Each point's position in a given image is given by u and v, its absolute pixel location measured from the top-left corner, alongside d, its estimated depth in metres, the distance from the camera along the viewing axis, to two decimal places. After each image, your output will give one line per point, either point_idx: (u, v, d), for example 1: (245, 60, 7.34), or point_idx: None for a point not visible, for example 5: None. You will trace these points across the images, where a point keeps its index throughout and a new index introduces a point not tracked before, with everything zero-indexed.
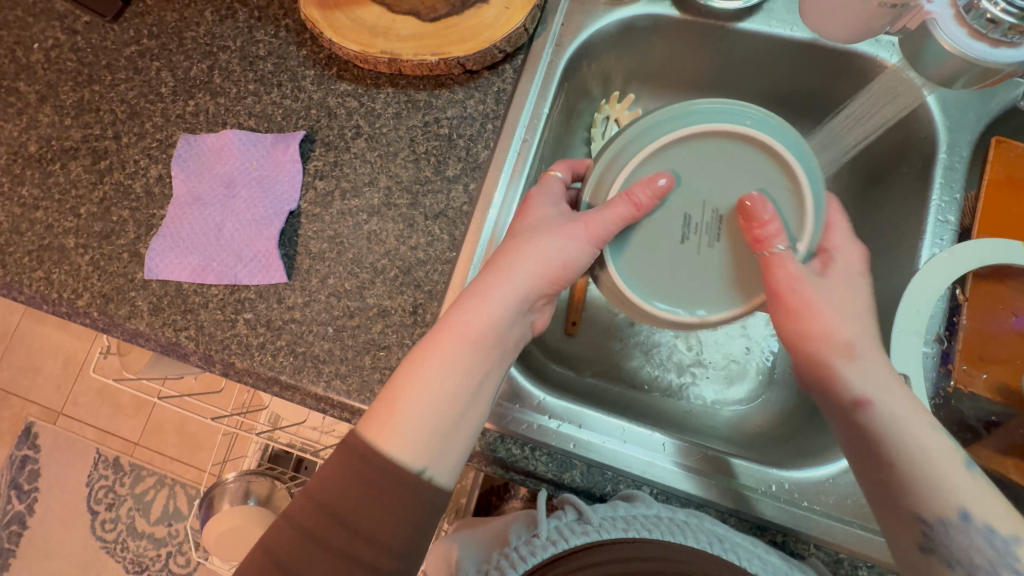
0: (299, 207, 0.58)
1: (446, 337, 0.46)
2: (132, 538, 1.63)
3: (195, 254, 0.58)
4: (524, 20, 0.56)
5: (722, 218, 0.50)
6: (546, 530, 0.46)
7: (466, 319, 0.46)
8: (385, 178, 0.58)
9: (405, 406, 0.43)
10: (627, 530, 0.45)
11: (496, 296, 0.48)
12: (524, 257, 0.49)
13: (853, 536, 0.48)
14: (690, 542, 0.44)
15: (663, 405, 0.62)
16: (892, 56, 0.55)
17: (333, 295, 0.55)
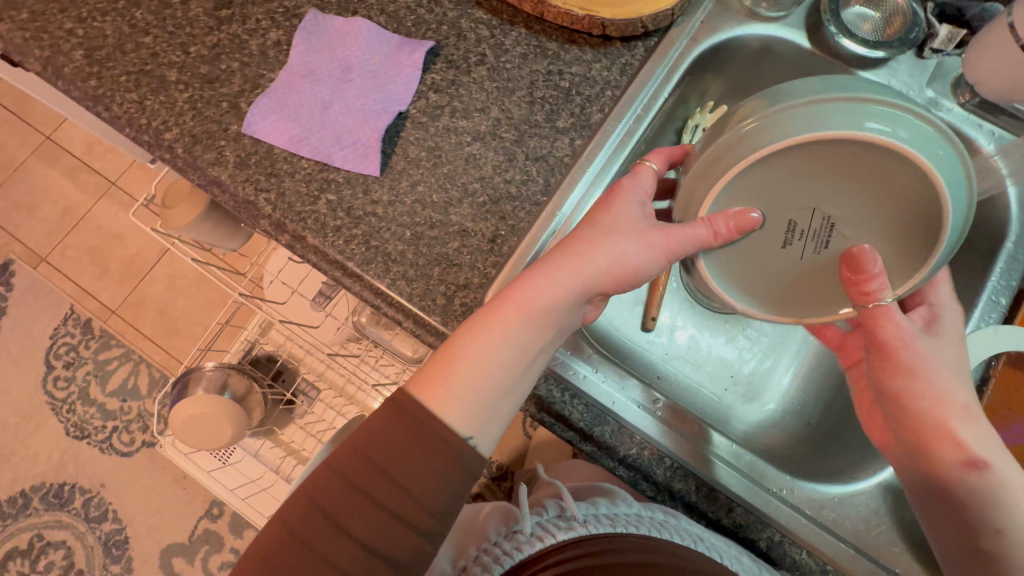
0: (408, 111, 0.59)
1: (510, 312, 0.48)
2: (81, 402, 1.59)
3: (296, 124, 0.58)
4: (673, 5, 0.58)
5: (832, 227, 0.50)
6: (531, 527, 0.60)
7: (536, 296, 0.48)
8: (498, 110, 0.60)
9: (462, 375, 0.47)
10: (613, 524, 0.61)
11: (564, 283, 0.49)
12: (600, 253, 0.50)
13: (846, 554, 0.50)
14: (671, 537, 0.60)
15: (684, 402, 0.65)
16: (988, 144, 0.60)
17: (419, 202, 0.57)
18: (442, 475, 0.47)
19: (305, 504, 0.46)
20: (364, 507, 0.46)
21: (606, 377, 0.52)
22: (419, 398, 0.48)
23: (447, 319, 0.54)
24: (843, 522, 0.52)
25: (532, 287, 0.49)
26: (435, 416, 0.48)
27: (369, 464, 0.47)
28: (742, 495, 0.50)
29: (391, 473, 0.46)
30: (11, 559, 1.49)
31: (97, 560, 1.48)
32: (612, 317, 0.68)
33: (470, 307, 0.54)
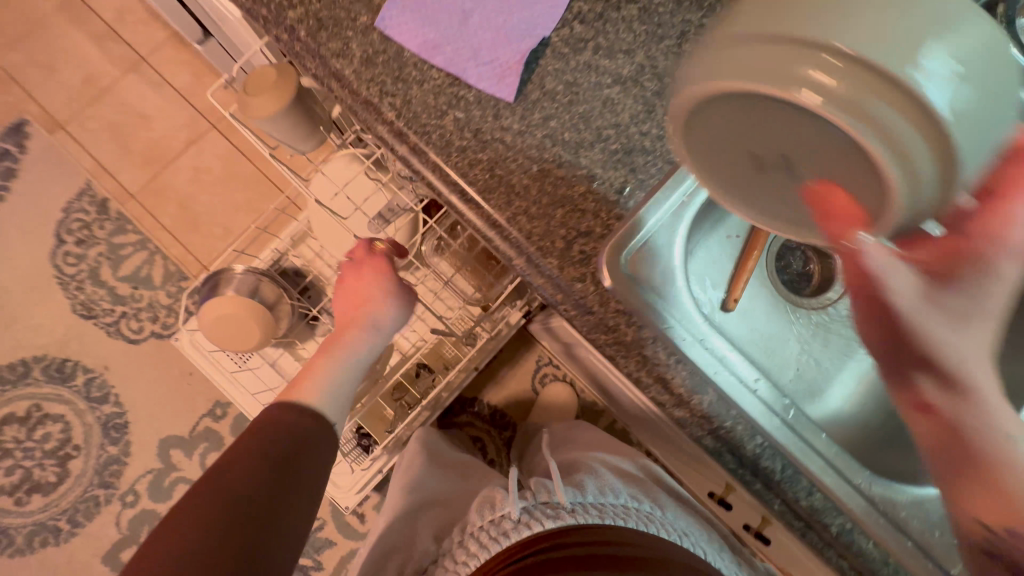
0: (550, 38, 0.56)
1: None
2: (90, 282, 1.55)
3: (432, 29, 0.54)
4: None
5: None
6: (517, 514, 0.68)
7: None
8: (643, 56, 0.56)
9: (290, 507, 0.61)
10: (600, 513, 0.69)
11: None
12: None
13: (907, 549, 0.53)
14: (658, 531, 0.68)
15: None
16: None
17: (549, 138, 0.54)
18: (354, 363, 0.83)
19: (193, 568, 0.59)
20: (308, 387, 0.78)
21: (715, 347, 0.51)
22: (338, 344, 0.83)
23: (563, 265, 0.53)
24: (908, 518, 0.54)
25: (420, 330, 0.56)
26: (355, 331, 0.85)
27: (316, 377, 0.79)
28: (817, 475, 0.52)
29: (317, 379, 0.79)
30: (6, 424, 1.48)
31: (95, 439, 1.49)
32: (703, 296, 0.68)
33: (588, 256, 0.53)
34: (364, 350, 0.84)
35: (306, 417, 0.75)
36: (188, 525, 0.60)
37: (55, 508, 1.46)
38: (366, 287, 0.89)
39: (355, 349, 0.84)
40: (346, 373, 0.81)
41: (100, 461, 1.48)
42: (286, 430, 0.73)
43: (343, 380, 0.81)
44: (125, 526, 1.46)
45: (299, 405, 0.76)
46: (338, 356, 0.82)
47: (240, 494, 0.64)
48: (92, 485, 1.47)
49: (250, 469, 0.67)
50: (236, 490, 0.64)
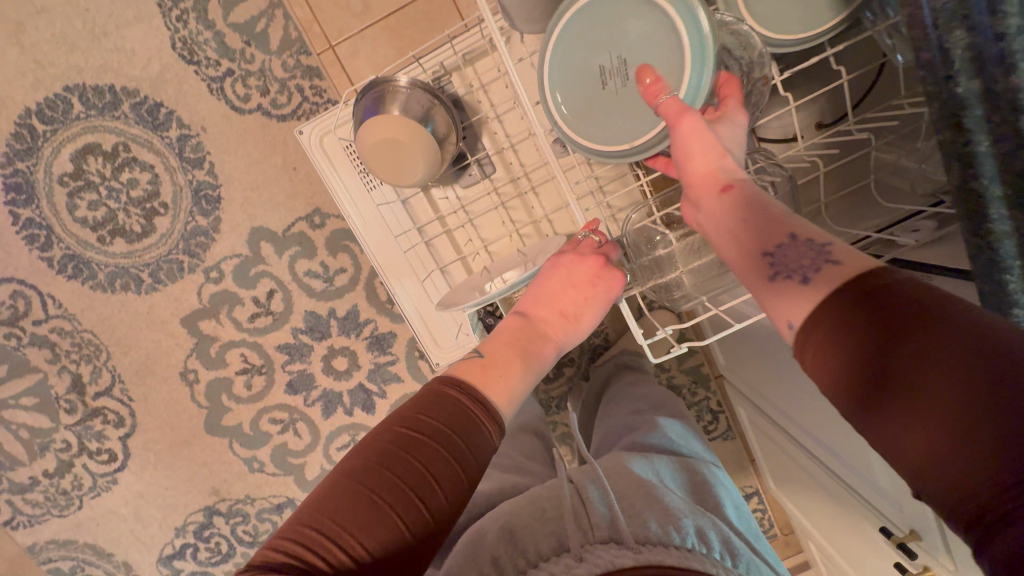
0: None
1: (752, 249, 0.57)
2: (194, 16, 1.27)
3: None
4: None
5: None
6: (579, 549, 0.56)
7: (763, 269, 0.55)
8: None
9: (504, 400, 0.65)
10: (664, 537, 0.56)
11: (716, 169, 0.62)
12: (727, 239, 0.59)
13: None
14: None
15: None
16: None
17: None
18: (545, 358, 0.71)
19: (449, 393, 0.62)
20: (497, 384, 0.64)
21: None
22: (529, 324, 0.73)
23: None
24: None
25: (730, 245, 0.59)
26: (548, 334, 0.73)
27: (497, 371, 0.65)
28: None
29: (500, 372, 0.65)
30: (90, 155, 1.34)
31: (184, 203, 1.37)
32: None
33: None
34: (550, 354, 0.72)
35: (478, 408, 0.60)
36: (340, 510, 0.50)
37: (138, 258, 1.40)
38: (583, 272, 0.75)
39: (545, 354, 0.71)
40: (541, 365, 0.70)
41: (187, 227, 1.39)
42: (458, 415, 0.58)
43: (524, 384, 0.67)
44: (205, 299, 1.44)
45: (471, 394, 0.61)
46: (530, 341, 0.71)
47: (406, 478, 0.52)
48: (177, 249, 1.40)
49: (407, 442, 0.54)
50: (409, 462, 0.53)
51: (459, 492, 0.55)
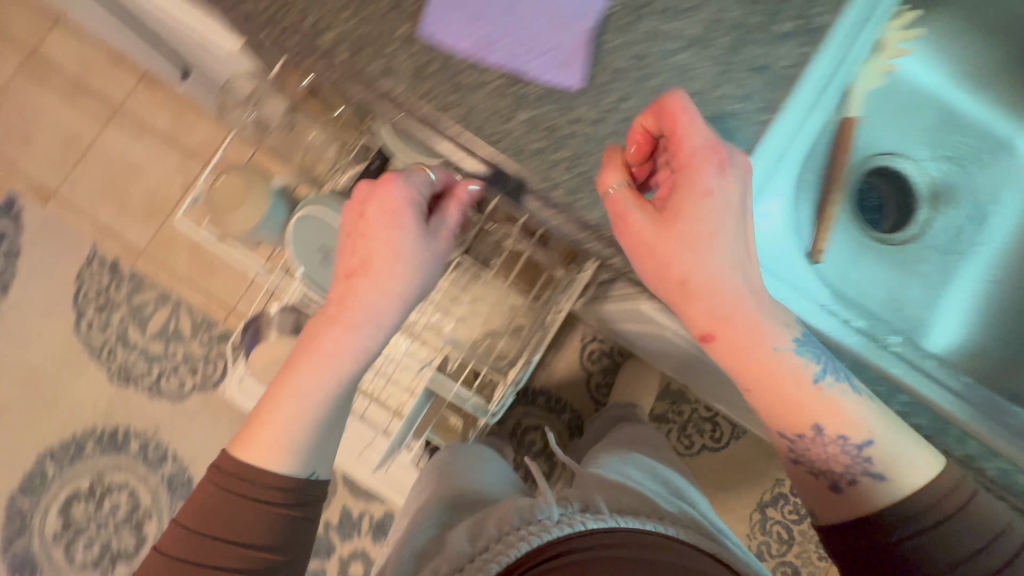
0: (606, 11, 0.50)
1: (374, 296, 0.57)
2: (121, 347, 1.52)
3: (481, 23, 0.49)
4: None
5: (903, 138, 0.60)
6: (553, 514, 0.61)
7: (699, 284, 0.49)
8: (710, 10, 0.51)
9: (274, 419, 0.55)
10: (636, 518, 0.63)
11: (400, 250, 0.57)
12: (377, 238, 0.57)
13: None
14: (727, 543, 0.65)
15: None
16: None
17: (628, 121, 0.50)
18: (351, 346, 0.56)
19: (218, 467, 0.54)
20: (266, 447, 0.54)
21: None
22: (323, 343, 0.56)
23: (674, 255, 0.49)
24: None
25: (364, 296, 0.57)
26: (371, 297, 0.56)
27: (273, 405, 0.55)
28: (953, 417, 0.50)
29: (279, 405, 0.55)
30: (73, 502, 1.47)
31: (164, 500, 1.48)
32: None
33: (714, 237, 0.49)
34: (370, 302, 0.56)
35: (280, 441, 0.54)
36: None
37: None
38: (375, 242, 0.57)
39: (378, 298, 0.57)
40: (339, 356, 0.56)
41: None
42: (269, 440, 0.54)
43: (324, 412, 0.56)
44: None
45: (256, 458, 0.54)
46: (333, 346, 0.56)
47: (245, 512, 0.53)
48: None
49: (230, 484, 0.53)
50: (237, 501, 0.53)
51: (309, 522, 0.57)
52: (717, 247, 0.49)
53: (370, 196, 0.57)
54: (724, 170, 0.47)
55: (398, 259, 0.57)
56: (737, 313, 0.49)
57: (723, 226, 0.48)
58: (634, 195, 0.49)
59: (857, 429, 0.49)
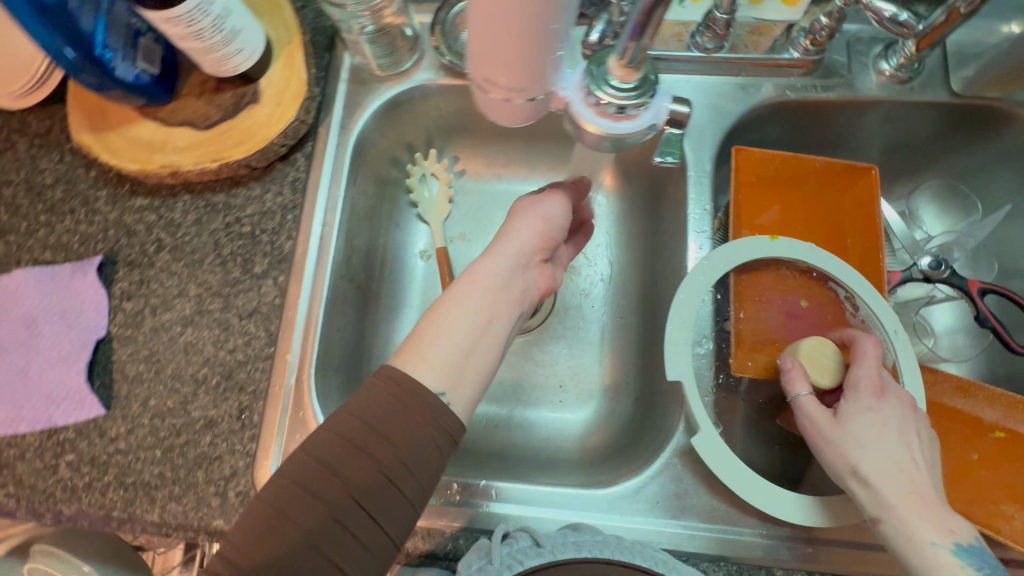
0: (109, 332, 0.57)
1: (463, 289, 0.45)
2: None
3: (3, 403, 0.55)
4: (298, 114, 0.57)
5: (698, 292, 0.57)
6: (499, 556, 0.46)
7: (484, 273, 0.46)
8: (195, 286, 0.58)
9: (434, 325, 0.43)
10: None
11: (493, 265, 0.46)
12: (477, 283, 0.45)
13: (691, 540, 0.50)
14: None
15: (531, 445, 0.64)
16: None
17: (156, 416, 0.55)
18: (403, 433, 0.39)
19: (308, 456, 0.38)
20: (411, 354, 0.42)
21: None
22: (462, 283, 0.45)
23: (230, 517, 0.52)
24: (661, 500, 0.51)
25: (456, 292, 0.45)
26: (463, 288, 0.45)
27: (415, 337, 0.43)
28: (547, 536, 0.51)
29: (419, 341, 0.42)
30: None
31: None
32: None
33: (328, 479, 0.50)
34: (496, 280, 0.46)
35: (358, 433, 0.39)
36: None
37: None
38: (509, 240, 0.49)
39: (473, 302, 0.45)
40: (473, 311, 0.44)
41: None
42: (276, 498, 0.37)
43: (470, 354, 0.43)
44: None
45: (402, 382, 0.41)
46: (461, 301, 0.44)
47: (281, 539, 0.36)
48: None
49: (285, 500, 0.37)
50: (295, 496, 0.37)
51: (359, 546, 0.37)
52: (860, 472, 0.44)
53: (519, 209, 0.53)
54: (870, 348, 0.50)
55: (469, 291, 0.45)
56: (873, 504, 0.43)
57: (856, 419, 0.46)
58: (181, 479, 0.53)
59: (917, 551, 0.41)
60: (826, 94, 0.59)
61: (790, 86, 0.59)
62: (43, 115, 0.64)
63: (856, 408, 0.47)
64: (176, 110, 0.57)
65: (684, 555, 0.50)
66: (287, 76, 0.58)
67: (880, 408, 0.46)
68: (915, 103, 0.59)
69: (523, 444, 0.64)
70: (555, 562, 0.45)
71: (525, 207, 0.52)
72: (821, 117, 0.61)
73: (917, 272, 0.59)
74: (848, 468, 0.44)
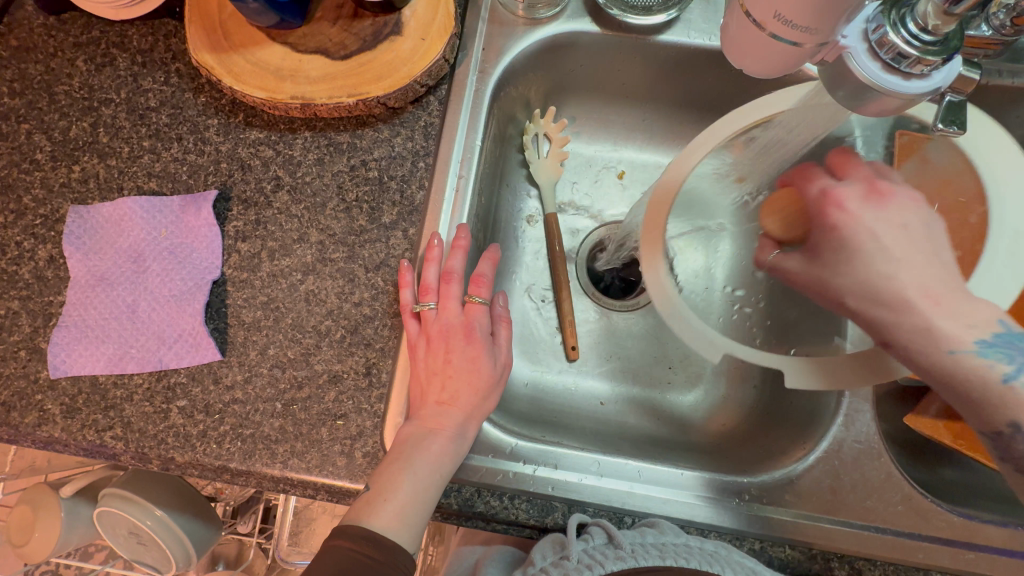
0: (223, 275, 0.53)
1: (443, 412, 0.48)
2: None
3: (109, 341, 0.52)
4: (444, 51, 0.51)
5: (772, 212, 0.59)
6: (576, 552, 0.44)
7: (433, 416, 0.48)
8: (316, 232, 0.54)
9: (399, 467, 0.45)
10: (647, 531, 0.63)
11: (433, 438, 0.47)
12: (428, 424, 0.47)
13: (853, 537, 0.47)
14: None
15: (644, 428, 0.61)
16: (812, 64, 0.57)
17: (276, 366, 0.51)
18: (432, 451, 0.46)
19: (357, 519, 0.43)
20: (381, 489, 0.44)
21: (536, 463, 0.50)
22: (414, 445, 0.46)
23: (357, 477, 0.49)
24: (811, 498, 0.49)
25: (405, 433, 0.47)
26: (425, 440, 0.46)
27: (387, 468, 0.45)
28: (698, 520, 0.48)
29: (393, 468, 0.45)
30: None
31: None
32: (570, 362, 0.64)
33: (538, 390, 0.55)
34: (456, 428, 0.48)
35: (374, 565, 0.42)
36: None
37: None
38: (463, 383, 0.49)
39: (432, 452, 0.46)
40: (439, 462, 0.46)
41: None
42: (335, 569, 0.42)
43: (428, 500, 0.45)
44: None
45: (367, 539, 0.43)
46: (425, 445, 0.46)
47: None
48: None
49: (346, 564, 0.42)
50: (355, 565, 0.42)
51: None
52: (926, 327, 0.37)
53: (452, 335, 0.51)
54: (842, 204, 0.40)
55: (432, 383, 0.49)
56: (910, 350, 0.38)
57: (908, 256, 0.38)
58: (304, 435, 0.50)
59: (978, 386, 0.37)
60: (1011, 81, 0.55)
61: None
62: (146, 29, 0.58)
63: (868, 243, 0.38)
64: (308, 36, 0.52)
65: (836, 552, 0.47)
66: (433, 8, 0.52)
67: (884, 225, 0.39)
68: None
69: (637, 426, 0.61)
70: (635, 568, 0.43)
71: (466, 347, 0.51)
72: (993, 106, 0.58)
73: None
74: (886, 319, 0.38)
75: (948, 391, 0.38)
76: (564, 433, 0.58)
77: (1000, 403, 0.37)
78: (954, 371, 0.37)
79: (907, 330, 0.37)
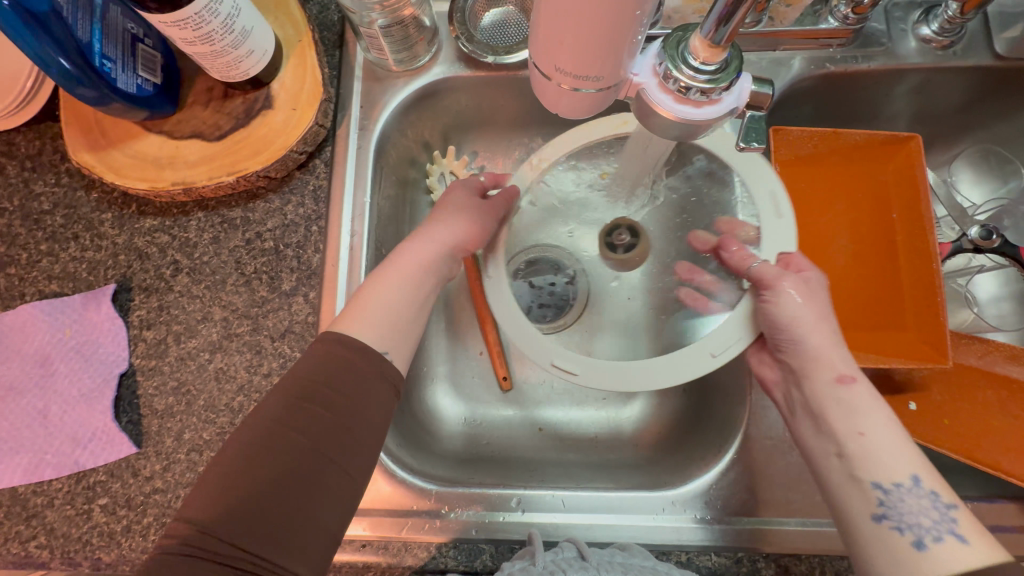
0: (132, 365, 0.53)
1: (410, 254, 0.49)
2: None
3: (23, 451, 0.51)
4: (316, 117, 0.53)
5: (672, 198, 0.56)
6: (543, 560, 0.44)
7: (419, 247, 0.50)
8: (220, 309, 0.54)
9: (374, 302, 0.46)
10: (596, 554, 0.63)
11: (417, 245, 0.50)
12: (410, 253, 0.49)
13: (774, 535, 0.48)
14: None
15: (581, 449, 0.61)
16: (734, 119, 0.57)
17: (193, 449, 0.51)
18: (419, 253, 0.49)
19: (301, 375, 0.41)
20: (354, 313, 0.45)
21: (459, 509, 0.50)
22: (393, 258, 0.49)
23: None
24: (730, 500, 0.50)
25: (402, 254, 0.49)
26: (404, 249, 0.49)
27: (360, 301, 0.46)
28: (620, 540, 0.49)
29: (365, 305, 0.46)
30: None
31: None
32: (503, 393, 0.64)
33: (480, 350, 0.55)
34: (439, 242, 0.50)
35: (315, 408, 0.40)
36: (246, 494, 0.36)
37: None
38: (440, 225, 0.51)
39: (411, 260, 0.49)
40: (415, 278, 0.48)
41: None
42: (269, 425, 0.39)
43: (409, 315, 0.47)
44: None
45: (338, 340, 0.43)
46: (407, 256, 0.49)
47: (262, 473, 0.37)
48: None
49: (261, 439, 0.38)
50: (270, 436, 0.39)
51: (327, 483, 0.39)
52: (821, 411, 0.44)
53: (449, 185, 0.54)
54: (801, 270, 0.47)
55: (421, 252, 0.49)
56: (847, 448, 0.41)
57: (825, 346, 0.45)
58: None
59: (853, 492, 0.41)
60: (868, 64, 0.57)
61: (829, 59, 0.57)
62: (31, 135, 0.59)
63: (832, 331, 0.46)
64: (182, 122, 0.53)
65: (762, 552, 0.48)
66: (300, 77, 0.54)
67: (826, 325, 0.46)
68: (958, 69, 0.57)
69: (575, 449, 0.61)
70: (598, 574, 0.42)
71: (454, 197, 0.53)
72: (859, 89, 0.59)
73: (967, 242, 0.57)
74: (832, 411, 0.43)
75: (848, 502, 0.41)
76: (497, 470, 0.58)
77: (877, 468, 0.40)
78: (836, 477, 0.42)
79: (839, 428, 0.42)
